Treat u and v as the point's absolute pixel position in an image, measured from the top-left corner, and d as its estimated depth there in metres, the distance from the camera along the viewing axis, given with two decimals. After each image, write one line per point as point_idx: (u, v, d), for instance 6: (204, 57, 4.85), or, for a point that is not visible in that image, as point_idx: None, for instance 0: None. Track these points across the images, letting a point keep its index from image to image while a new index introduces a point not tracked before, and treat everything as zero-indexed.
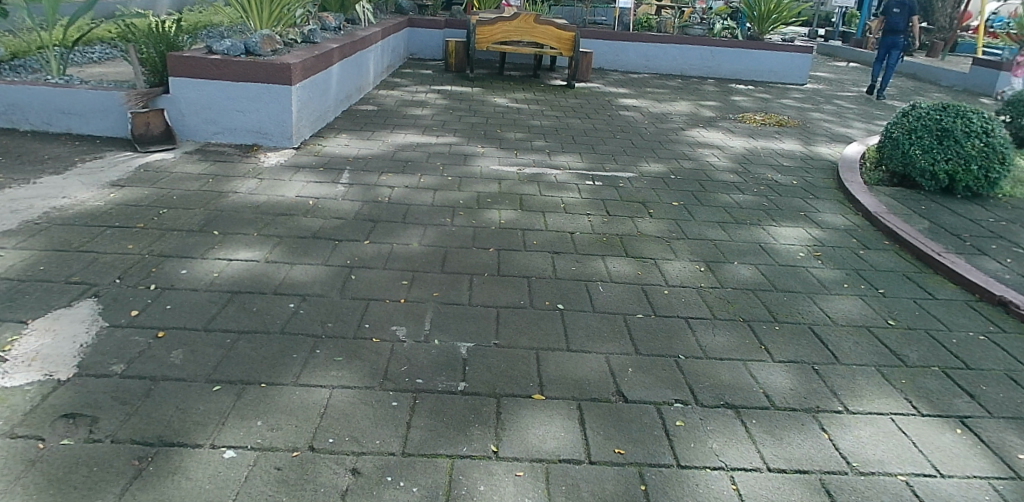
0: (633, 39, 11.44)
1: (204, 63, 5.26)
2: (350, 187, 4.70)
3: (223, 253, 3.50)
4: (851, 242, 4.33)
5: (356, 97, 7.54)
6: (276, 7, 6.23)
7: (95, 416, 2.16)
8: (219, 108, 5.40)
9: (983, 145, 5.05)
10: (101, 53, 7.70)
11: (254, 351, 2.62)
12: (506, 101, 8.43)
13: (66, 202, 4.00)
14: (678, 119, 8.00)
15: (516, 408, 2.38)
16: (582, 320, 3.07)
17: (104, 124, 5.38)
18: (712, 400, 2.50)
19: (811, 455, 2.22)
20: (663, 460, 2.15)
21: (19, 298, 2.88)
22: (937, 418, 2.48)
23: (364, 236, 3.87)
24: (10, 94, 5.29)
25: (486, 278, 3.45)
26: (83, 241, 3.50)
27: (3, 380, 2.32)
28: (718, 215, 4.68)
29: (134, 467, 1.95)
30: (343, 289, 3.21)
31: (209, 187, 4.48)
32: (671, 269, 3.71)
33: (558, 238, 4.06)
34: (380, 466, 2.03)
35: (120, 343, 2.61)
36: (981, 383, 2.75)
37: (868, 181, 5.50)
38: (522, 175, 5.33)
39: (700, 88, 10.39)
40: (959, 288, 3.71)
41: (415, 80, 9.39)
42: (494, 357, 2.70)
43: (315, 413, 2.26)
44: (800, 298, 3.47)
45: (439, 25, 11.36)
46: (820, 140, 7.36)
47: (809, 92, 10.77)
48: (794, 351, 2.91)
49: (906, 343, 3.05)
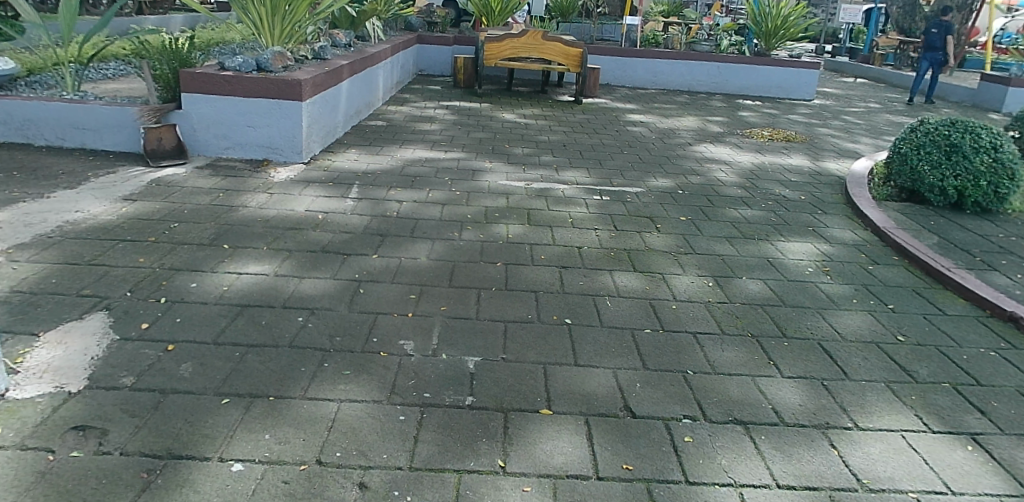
0: (641, 55, 11.52)
1: (216, 79, 5.33)
2: (359, 202, 4.73)
3: (233, 267, 3.53)
4: (860, 257, 4.31)
5: (365, 112, 7.61)
6: (287, 23, 6.33)
7: (106, 429, 2.17)
8: (230, 124, 5.47)
9: (993, 160, 5.02)
10: (115, 70, 7.82)
11: (263, 365, 2.63)
12: (514, 116, 8.49)
13: (80, 216, 4.05)
14: (685, 134, 8.02)
15: (525, 423, 2.37)
16: (590, 335, 3.07)
17: (117, 139, 5.46)
18: (721, 415, 2.49)
19: (821, 471, 2.20)
20: (672, 476, 2.13)
21: (32, 311, 2.91)
22: (948, 435, 2.45)
23: (372, 250, 3.90)
24: (25, 110, 5.38)
25: (494, 293, 3.45)
26: (94, 255, 3.54)
27: (14, 392, 2.33)
28: (726, 230, 4.67)
29: (143, 480, 1.95)
30: (351, 303, 3.22)
31: (220, 202, 4.53)
32: (679, 285, 3.70)
33: (566, 253, 4.07)
34: (387, 481, 2.02)
35: (131, 356, 2.63)
36: (992, 399, 2.72)
37: (877, 196, 5.47)
38: (530, 189, 5.36)
39: (708, 104, 10.42)
40: (969, 303, 3.68)
41: (424, 96, 9.49)
42: (503, 372, 2.70)
43: (322, 427, 2.26)
44: (809, 313, 3.45)
45: (448, 41, 11.51)
46: (828, 156, 7.34)
47: (817, 108, 10.79)
48: (804, 367, 2.89)
49: (917, 360, 3.02)
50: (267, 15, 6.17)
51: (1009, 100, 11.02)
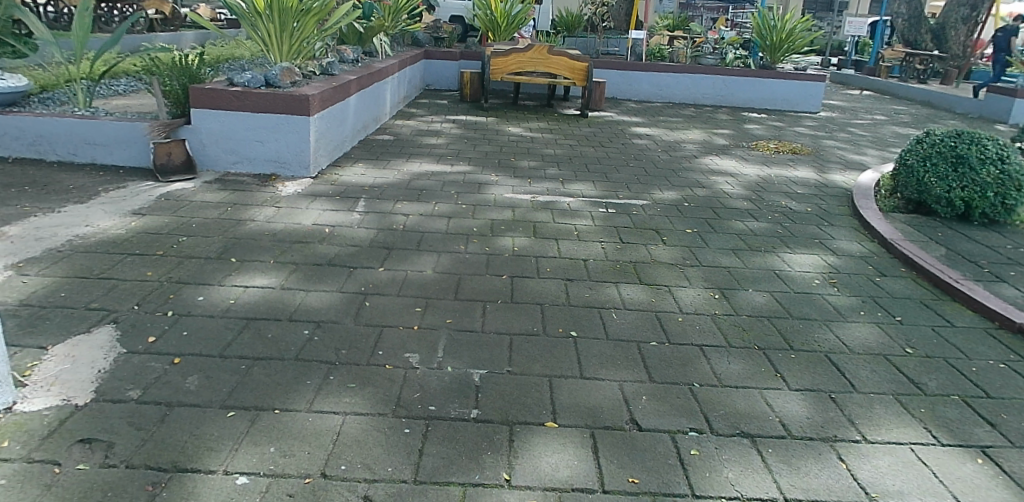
0: (646, 68, 11.59)
1: (226, 95, 5.40)
2: (366, 215, 4.76)
3: (240, 280, 3.55)
4: (867, 269, 4.28)
5: (371, 127, 7.64)
6: (296, 40, 6.41)
7: (111, 442, 2.18)
8: (240, 138, 5.53)
9: (999, 172, 5.00)
10: (126, 86, 7.93)
11: (268, 378, 2.64)
12: (520, 130, 8.53)
13: (89, 231, 4.09)
14: (690, 147, 8.03)
15: (530, 436, 2.36)
16: (595, 349, 3.05)
17: (126, 154, 5.53)
18: (728, 428, 2.47)
19: (829, 485, 2.17)
20: (678, 490, 2.11)
21: (40, 325, 2.93)
22: (958, 448, 2.42)
23: (378, 263, 3.91)
24: (37, 126, 5.46)
25: (499, 305, 3.45)
26: (104, 268, 3.57)
27: (22, 405, 2.35)
28: (732, 242, 4.66)
29: (148, 493, 1.95)
30: (356, 316, 3.23)
31: (228, 216, 4.57)
32: (685, 297, 3.69)
33: (571, 265, 4.07)
34: (391, 494, 2.02)
35: (137, 370, 2.64)
36: (1002, 411, 2.69)
37: (883, 207, 5.46)
38: (535, 202, 5.37)
39: (713, 117, 10.44)
40: (978, 315, 3.64)
41: (431, 110, 9.55)
42: (507, 385, 2.69)
43: (327, 440, 2.26)
44: (816, 325, 3.43)
45: (454, 56, 11.62)
46: (833, 168, 7.32)
47: (824, 120, 10.79)
48: (811, 380, 2.87)
49: (925, 372, 3.00)
50: (275, 32, 6.26)
51: (1016, 112, 11.02)
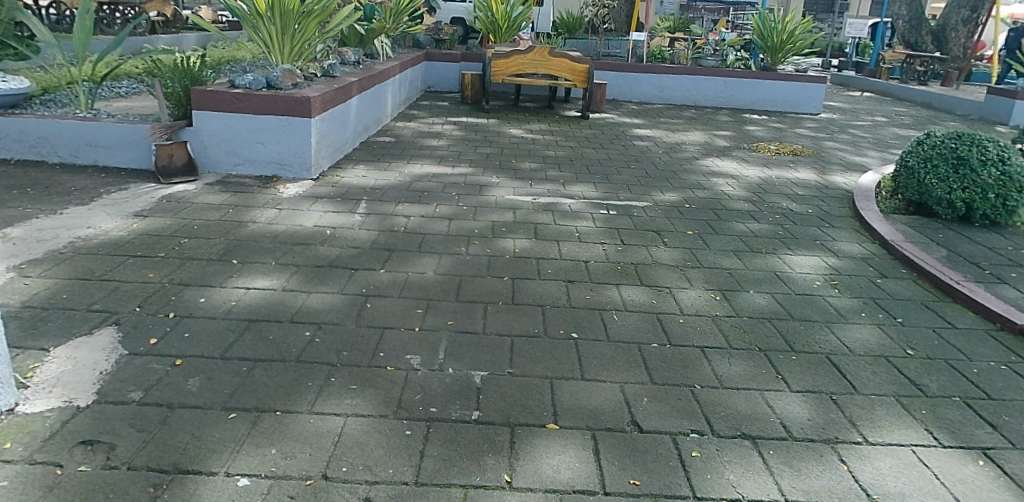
0: (647, 70, 11.59)
1: (227, 97, 5.41)
2: (367, 217, 4.76)
3: (242, 282, 3.56)
4: (868, 270, 4.28)
5: (373, 128, 7.65)
6: (298, 42, 6.42)
7: (113, 444, 2.18)
8: (241, 140, 5.54)
9: (1000, 173, 5.00)
10: (127, 88, 7.94)
11: (270, 379, 2.64)
12: (521, 132, 8.53)
13: (91, 233, 4.10)
14: (691, 149, 8.03)
15: (531, 437, 2.37)
16: (596, 350, 3.05)
17: (128, 156, 5.54)
18: (729, 430, 2.47)
19: (830, 486, 2.17)
20: (679, 491, 2.11)
21: (42, 327, 2.94)
22: (959, 450, 2.42)
23: (379, 265, 3.91)
24: (39, 128, 5.47)
25: (501, 307, 3.45)
26: (106, 270, 3.58)
27: (24, 407, 2.35)
28: (733, 244, 4.66)
29: (149, 494, 1.96)
30: (357, 318, 3.23)
31: (229, 217, 4.57)
32: (686, 298, 3.69)
33: (572, 267, 4.07)
34: (392, 496, 2.02)
35: (139, 371, 2.64)
36: (1003, 413, 2.69)
37: (884, 209, 5.46)
38: (536, 203, 5.38)
39: (714, 118, 10.44)
40: (979, 316, 3.64)
41: (432, 112, 9.56)
42: (508, 387, 2.69)
43: (328, 442, 2.26)
44: (817, 327, 3.43)
45: (456, 58, 11.63)
46: (834, 169, 7.32)
47: (825, 122, 10.79)
48: (812, 381, 2.87)
49: (926, 373, 3.00)
50: (276, 34, 6.27)
51: (1016, 113, 11.03)
